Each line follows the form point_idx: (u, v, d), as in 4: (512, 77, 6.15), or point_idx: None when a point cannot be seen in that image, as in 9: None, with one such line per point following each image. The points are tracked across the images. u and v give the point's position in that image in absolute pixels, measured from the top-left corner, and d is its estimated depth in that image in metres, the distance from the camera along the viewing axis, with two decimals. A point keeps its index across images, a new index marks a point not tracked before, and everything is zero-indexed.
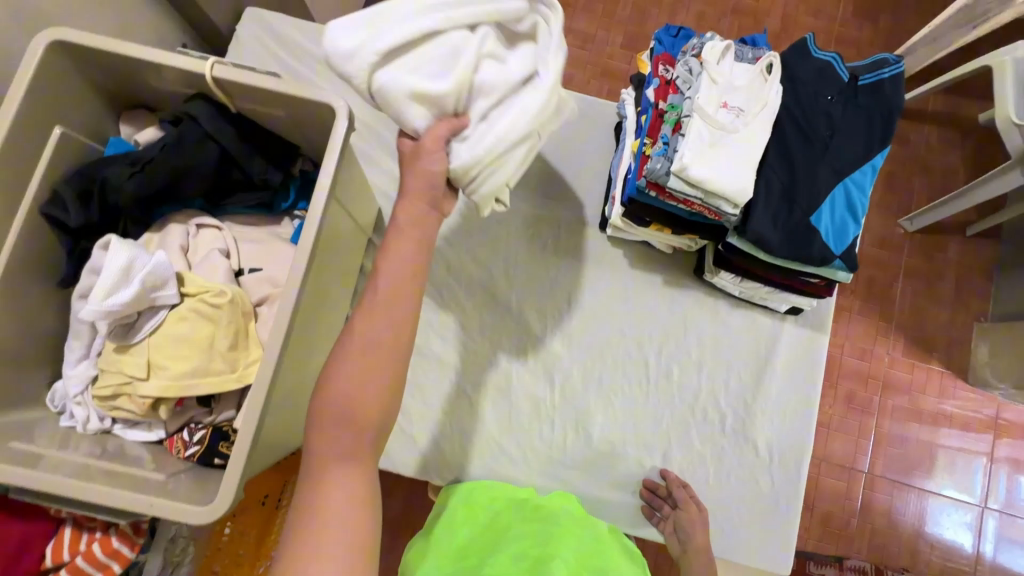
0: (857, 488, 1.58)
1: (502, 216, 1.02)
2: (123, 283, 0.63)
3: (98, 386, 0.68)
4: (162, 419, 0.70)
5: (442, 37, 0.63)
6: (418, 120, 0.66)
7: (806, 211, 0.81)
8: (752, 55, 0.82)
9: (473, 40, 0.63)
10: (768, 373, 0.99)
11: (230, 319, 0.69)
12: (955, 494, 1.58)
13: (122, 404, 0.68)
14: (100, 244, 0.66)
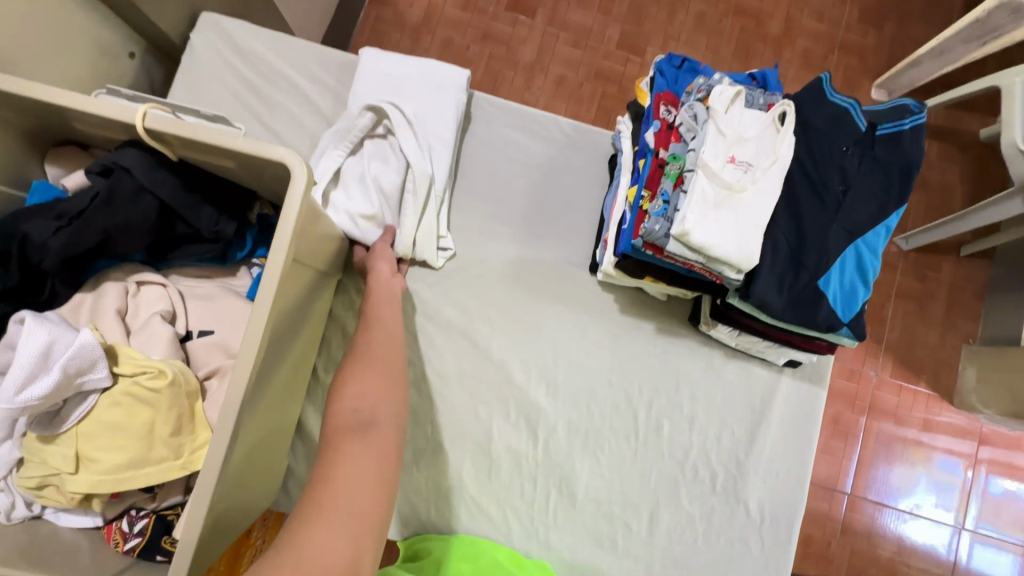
0: (839, 509, 1.56)
1: (484, 253, 0.94)
2: (43, 371, 0.55)
3: (21, 477, 0.60)
4: (97, 510, 0.62)
5: (346, 172, 0.87)
6: (365, 233, 0.86)
7: (813, 275, 0.74)
8: (763, 101, 0.74)
9: (362, 163, 0.87)
10: (763, 428, 0.94)
11: (173, 402, 0.61)
12: (933, 514, 1.56)
13: (50, 495, 0.61)
14: (15, 320, 0.57)
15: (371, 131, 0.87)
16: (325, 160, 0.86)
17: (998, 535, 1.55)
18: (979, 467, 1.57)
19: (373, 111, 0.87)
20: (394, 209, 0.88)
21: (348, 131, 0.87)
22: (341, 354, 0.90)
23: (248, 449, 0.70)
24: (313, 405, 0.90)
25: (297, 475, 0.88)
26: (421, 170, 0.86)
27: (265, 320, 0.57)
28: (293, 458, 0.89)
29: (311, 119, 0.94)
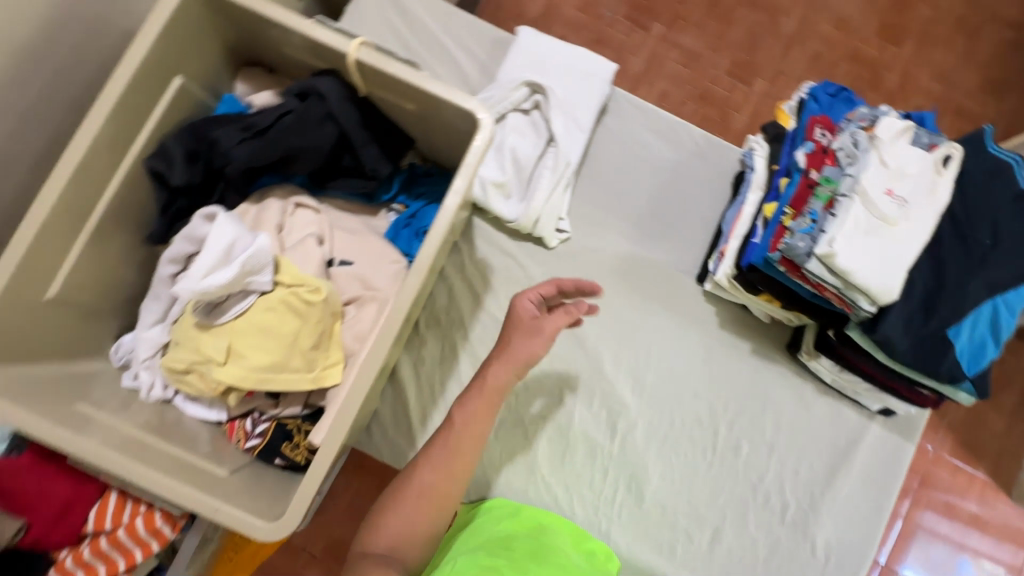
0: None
1: (595, 244, 0.96)
2: (228, 266, 0.60)
3: (170, 359, 0.64)
4: (228, 405, 0.66)
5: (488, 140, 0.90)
6: (494, 203, 0.90)
7: (945, 322, 0.73)
8: (927, 140, 0.73)
9: (503, 133, 0.90)
10: (845, 470, 0.92)
11: (322, 320, 0.65)
12: None
13: (190, 381, 0.65)
14: (202, 214, 0.63)
15: (518, 104, 0.90)
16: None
17: None
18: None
19: (526, 87, 0.90)
20: (522, 185, 0.91)
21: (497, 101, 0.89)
22: (446, 313, 0.93)
23: None
24: (408, 355, 0.93)
25: (380, 419, 0.91)
26: (563, 154, 0.90)
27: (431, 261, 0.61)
28: (380, 402, 0.92)
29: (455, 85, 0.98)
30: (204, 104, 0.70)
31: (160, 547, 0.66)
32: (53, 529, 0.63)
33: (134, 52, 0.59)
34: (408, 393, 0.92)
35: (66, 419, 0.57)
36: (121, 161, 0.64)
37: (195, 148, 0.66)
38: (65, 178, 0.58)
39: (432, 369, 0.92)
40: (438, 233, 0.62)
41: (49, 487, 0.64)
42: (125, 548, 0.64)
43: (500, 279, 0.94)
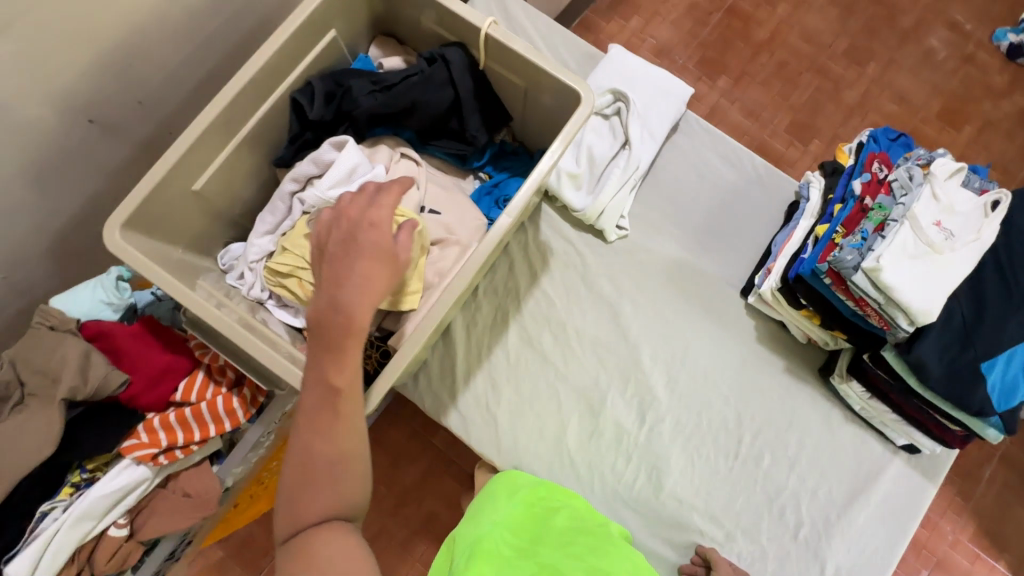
0: None
1: (651, 244, 1.03)
2: (352, 184, 0.73)
3: (276, 261, 0.73)
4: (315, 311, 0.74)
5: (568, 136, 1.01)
6: (567, 192, 0.99)
7: (979, 356, 0.77)
8: (979, 185, 0.80)
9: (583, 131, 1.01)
10: (863, 499, 0.94)
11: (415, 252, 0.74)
12: None
13: (289, 285, 0.73)
14: (333, 143, 0.75)
15: (601, 109, 1.01)
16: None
17: None
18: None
19: (610, 95, 1.01)
20: (594, 180, 1.00)
21: None
22: (504, 284, 1.01)
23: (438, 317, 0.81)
24: (463, 315, 1.00)
25: (428, 368, 0.98)
26: (635, 157, 0.98)
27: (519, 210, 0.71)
28: (430, 354, 0.99)
29: None
30: (344, 58, 0.82)
31: (230, 429, 0.73)
32: (148, 391, 0.71)
33: (309, 2, 0.72)
34: (457, 349, 0.98)
35: (187, 280, 0.70)
36: (273, 90, 0.75)
37: (332, 91, 0.78)
38: (234, 91, 0.70)
39: (483, 331, 0.99)
40: (530, 186, 0.72)
41: (152, 353, 0.72)
42: (200, 422, 0.71)
43: (558, 262, 1.02)
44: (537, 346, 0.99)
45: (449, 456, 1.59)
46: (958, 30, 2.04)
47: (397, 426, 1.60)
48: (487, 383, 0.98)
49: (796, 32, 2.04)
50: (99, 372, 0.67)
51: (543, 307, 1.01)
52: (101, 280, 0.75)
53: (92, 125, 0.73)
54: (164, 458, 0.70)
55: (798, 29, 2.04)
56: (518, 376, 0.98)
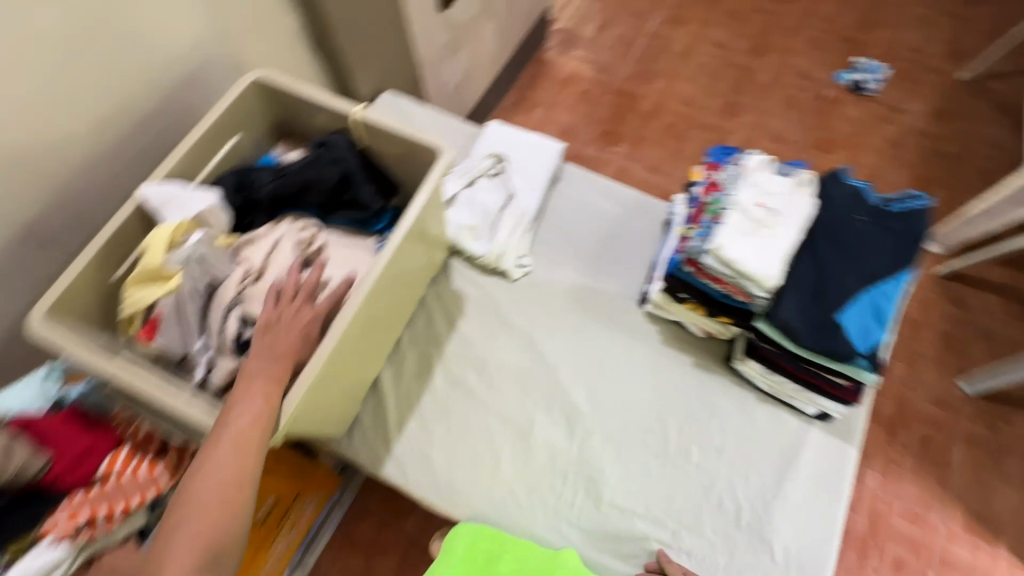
0: None
1: (552, 276, 1.14)
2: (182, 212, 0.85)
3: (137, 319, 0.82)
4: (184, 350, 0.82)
5: (458, 198, 1.16)
6: (469, 245, 1.13)
7: (833, 308, 0.87)
8: (790, 171, 0.97)
9: (472, 191, 1.16)
10: (793, 473, 0.97)
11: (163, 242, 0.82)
12: None
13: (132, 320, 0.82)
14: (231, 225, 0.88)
15: (486, 170, 1.18)
16: (448, 185, 1.16)
17: None
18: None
19: (492, 158, 1.19)
20: (489, 230, 1.14)
21: (470, 170, 1.18)
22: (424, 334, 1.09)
23: (350, 357, 0.89)
24: (390, 368, 1.07)
25: (361, 423, 1.02)
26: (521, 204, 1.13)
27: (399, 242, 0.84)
28: (362, 408, 1.03)
29: None
30: (250, 158, 0.99)
31: (154, 496, 0.78)
32: (72, 469, 0.74)
33: (210, 116, 0.89)
34: (388, 401, 1.04)
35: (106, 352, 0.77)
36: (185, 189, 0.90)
37: (241, 183, 0.93)
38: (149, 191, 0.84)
39: (410, 379, 1.05)
40: (408, 224, 0.84)
41: (76, 434, 0.76)
42: (125, 491, 0.76)
43: (473, 306, 1.12)
44: (463, 384, 1.05)
45: (424, 541, 1.53)
46: (807, 78, 2.41)
47: (366, 519, 1.56)
48: (420, 428, 1.02)
49: (674, 99, 2.38)
50: (21, 456, 0.69)
51: (464, 346, 1.08)
52: (34, 377, 0.82)
53: (26, 241, 0.84)
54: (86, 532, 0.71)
55: (676, 97, 2.39)
56: (448, 415, 1.03)
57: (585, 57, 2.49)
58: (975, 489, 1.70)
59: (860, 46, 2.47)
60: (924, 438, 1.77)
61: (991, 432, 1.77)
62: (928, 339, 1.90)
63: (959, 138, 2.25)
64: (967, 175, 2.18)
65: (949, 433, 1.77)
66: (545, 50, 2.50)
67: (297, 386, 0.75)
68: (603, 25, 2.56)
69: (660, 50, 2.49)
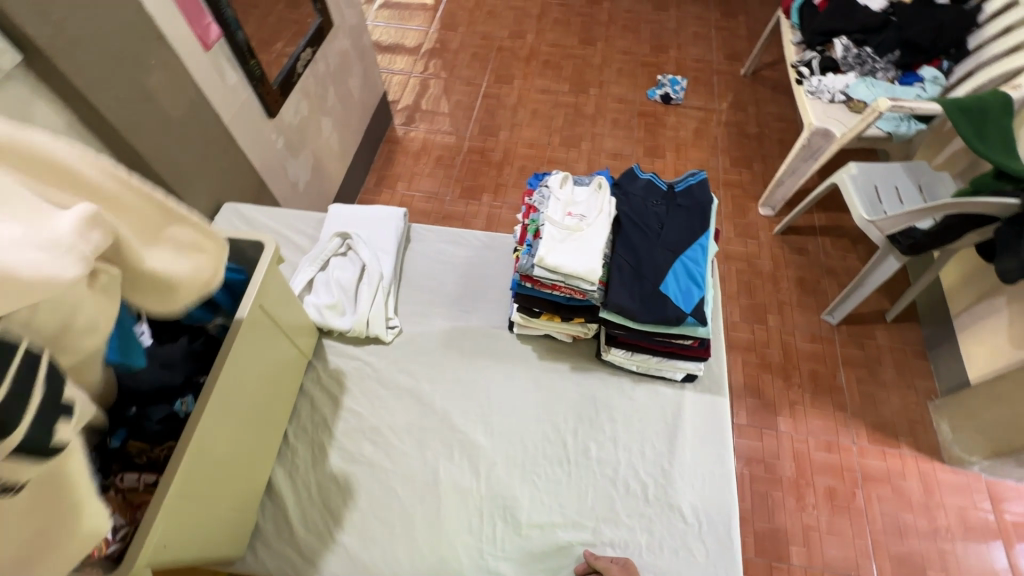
0: (869, 556, 1.65)
1: (424, 328, 1.19)
2: None
3: None
4: None
5: (312, 283, 1.20)
6: (333, 320, 1.15)
7: (654, 283, 1.00)
8: (588, 180, 1.13)
9: (324, 273, 1.21)
10: (680, 435, 1.06)
11: None
12: (979, 567, 1.63)
13: None
14: None
15: (335, 250, 1.24)
16: (301, 273, 1.20)
17: None
18: (967, 541, 1.67)
19: (338, 238, 1.26)
20: (350, 302, 1.18)
21: (320, 253, 1.24)
22: (311, 420, 1.08)
23: (223, 465, 0.85)
24: (282, 467, 1.04)
25: (264, 533, 0.98)
26: (374, 270, 1.19)
27: (238, 332, 0.84)
28: (261, 516, 0.99)
29: (293, 254, 1.30)
30: None
31: None
32: None
33: None
34: (286, 500, 1.00)
35: None
36: None
37: None
38: None
39: (304, 471, 1.03)
40: (243, 314, 0.86)
41: None
42: None
43: (353, 380, 1.13)
44: (360, 458, 1.05)
45: None
46: (624, 100, 2.77)
47: None
48: (326, 516, 0.99)
49: (521, 144, 2.61)
50: None
51: (352, 420, 1.08)
52: None
53: None
54: None
55: (521, 142, 2.62)
56: (352, 494, 1.01)
57: (432, 128, 2.68)
58: (867, 404, 1.90)
59: (658, 66, 2.89)
60: (813, 371, 1.96)
61: (861, 349, 2.00)
62: (788, 288, 2.14)
63: (756, 120, 2.66)
64: (772, 147, 2.56)
65: (831, 361, 1.99)
66: (394, 130, 2.67)
67: (151, 511, 0.70)
68: (441, 97, 2.79)
69: (496, 107, 2.75)
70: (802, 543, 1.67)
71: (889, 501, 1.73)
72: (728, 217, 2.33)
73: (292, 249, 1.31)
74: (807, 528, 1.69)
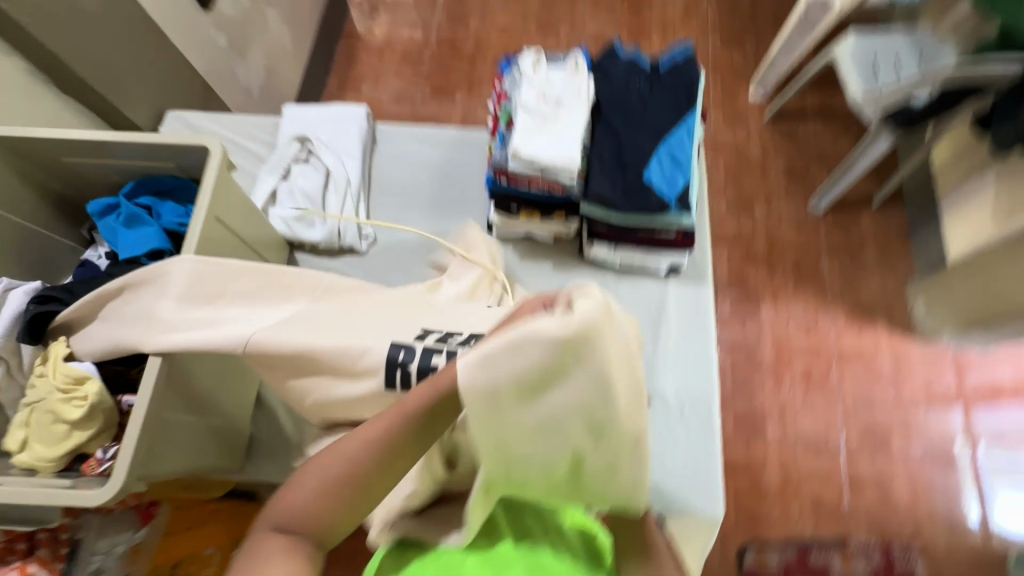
0: (838, 426, 1.77)
1: (398, 234, 1.15)
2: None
3: (28, 458, 0.76)
4: (49, 463, 0.76)
5: (276, 193, 1.13)
6: (302, 232, 1.10)
7: (636, 171, 0.94)
8: (563, 59, 1.02)
9: (287, 183, 1.14)
10: (664, 327, 1.06)
11: (25, 440, 0.77)
12: (939, 428, 1.77)
13: (21, 455, 0.77)
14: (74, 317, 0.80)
15: (296, 157, 1.16)
16: (261, 183, 1.13)
17: (984, 439, 1.75)
18: (929, 407, 1.79)
19: (297, 142, 1.17)
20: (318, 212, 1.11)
21: (279, 160, 1.16)
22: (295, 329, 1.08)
23: (211, 383, 0.85)
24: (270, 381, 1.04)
25: (260, 442, 1.00)
26: (340, 176, 1.12)
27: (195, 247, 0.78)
28: (255, 426, 1.01)
29: (251, 164, 1.21)
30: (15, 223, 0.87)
31: None
32: None
33: None
34: (278, 411, 1.02)
35: None
36: None
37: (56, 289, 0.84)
38: None
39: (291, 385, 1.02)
40: (198, 228, 0.80)
41: None
42: None
43: None
44: None
45: None
46: None
47: None
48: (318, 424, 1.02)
49: (493, 33, 2.38)
50: None
51: None
52: None
53: None
54: None
55: (494, 30, 2.38)
56: None
57: (394, 18, 2.41)
58: (847, 288, 1.93)
59: None
60: (796, 260, 1.97)
61: (845, 234, 2.00)
62: (775, 177, 2.09)
63: None
64: (766, 22, 2.36)
65: (814, 249, 1.99)
66: (353, 23, 2.40)
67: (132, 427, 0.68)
68: None
69: None
70: (777, 419, 1.78)
71: (861, 377, 1.83)
72: (716, 104, 2.20)
73: (248, 158, 1.22)
74: (782, 406, 1.79)
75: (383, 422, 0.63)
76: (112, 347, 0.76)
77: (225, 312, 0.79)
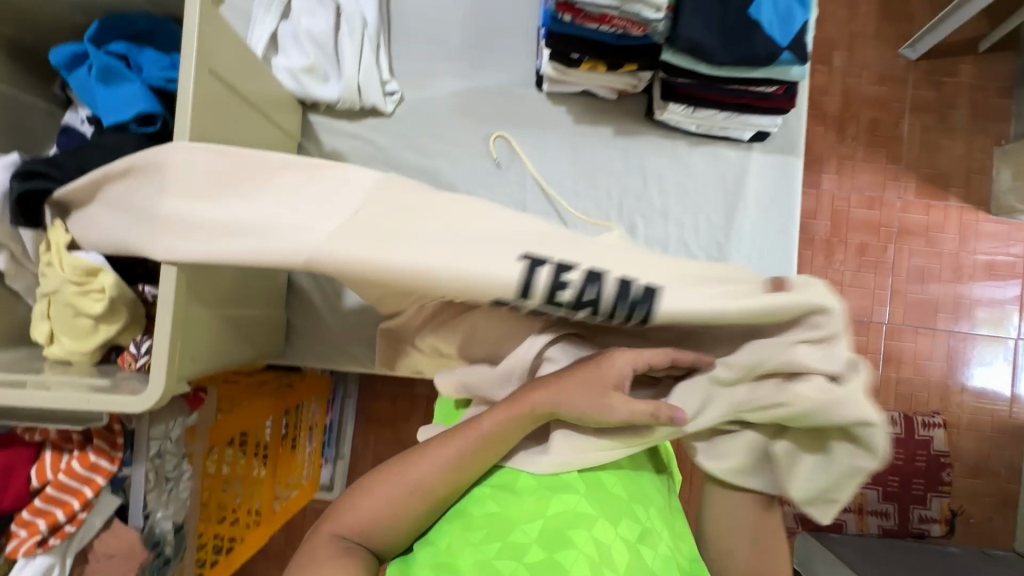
0: (884, 304, 1.70)
1: (427, 92, 0.95)
2: None
3: (61, 351, 0.71)
4: (86, 355, 0.71)
5: (276, 36, 0.91)
6: (315, 89, 0.91)
7: (741, 6, 0.73)
8: None
9: (287, 21, 0.90)
10: (741, 207, 0.92)
11: (51, 333, 0.71)
12: (990, 304, 1.69)
13: (52, 348, 0.71)
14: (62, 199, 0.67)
15: None
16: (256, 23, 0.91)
17: None
18: (985, 283, 1.69)
19: None
20: (331, 62, 0.91)
21: None
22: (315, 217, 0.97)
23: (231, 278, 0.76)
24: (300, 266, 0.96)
25: (297, 329, 0.96)
26: (353, 14, 0.90)
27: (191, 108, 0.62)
28: (290, 314, 0.96)
29: None
30: None
31: (103, 482, 0.72)
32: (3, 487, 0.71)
33: None
34: (313, 297, 0.95)
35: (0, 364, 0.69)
36: None
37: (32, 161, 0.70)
38: None
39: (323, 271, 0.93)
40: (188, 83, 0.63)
41: None
42: (69, 489, 0.71)
43: (354, 162, 0.95)
44: None
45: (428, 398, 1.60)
46: None
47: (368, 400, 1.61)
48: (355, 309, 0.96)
49: None
50: None
51: None
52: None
53: None
54: (52, 539, 0.71)
55: None
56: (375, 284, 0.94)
57: None
58: (925, 153, 1.71)
59: None
60: (872, 120, 1.71)
61: (936, 89, 1.71)
62: (866, 15, 1.72)
63: None
64: None
65: (896, 106, 1.71)
66: None
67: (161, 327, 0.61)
68: None
69: None
70: None
71: (920, 253, 1.70)
72: None
73: None
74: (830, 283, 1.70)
75: (470, 435, 0.56)
76: (118, 246, 0.65)
77: (245, 211, 0.60)
